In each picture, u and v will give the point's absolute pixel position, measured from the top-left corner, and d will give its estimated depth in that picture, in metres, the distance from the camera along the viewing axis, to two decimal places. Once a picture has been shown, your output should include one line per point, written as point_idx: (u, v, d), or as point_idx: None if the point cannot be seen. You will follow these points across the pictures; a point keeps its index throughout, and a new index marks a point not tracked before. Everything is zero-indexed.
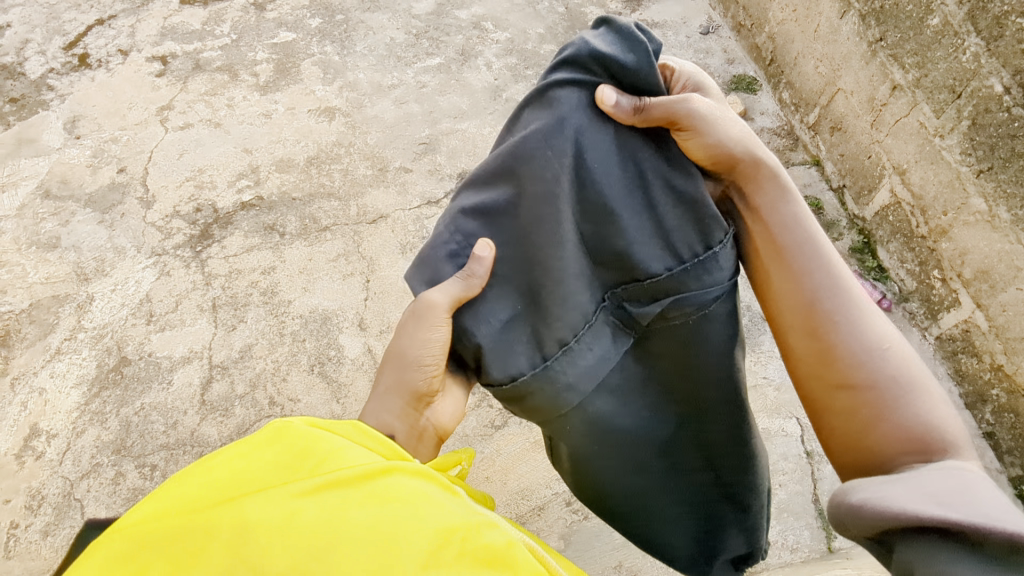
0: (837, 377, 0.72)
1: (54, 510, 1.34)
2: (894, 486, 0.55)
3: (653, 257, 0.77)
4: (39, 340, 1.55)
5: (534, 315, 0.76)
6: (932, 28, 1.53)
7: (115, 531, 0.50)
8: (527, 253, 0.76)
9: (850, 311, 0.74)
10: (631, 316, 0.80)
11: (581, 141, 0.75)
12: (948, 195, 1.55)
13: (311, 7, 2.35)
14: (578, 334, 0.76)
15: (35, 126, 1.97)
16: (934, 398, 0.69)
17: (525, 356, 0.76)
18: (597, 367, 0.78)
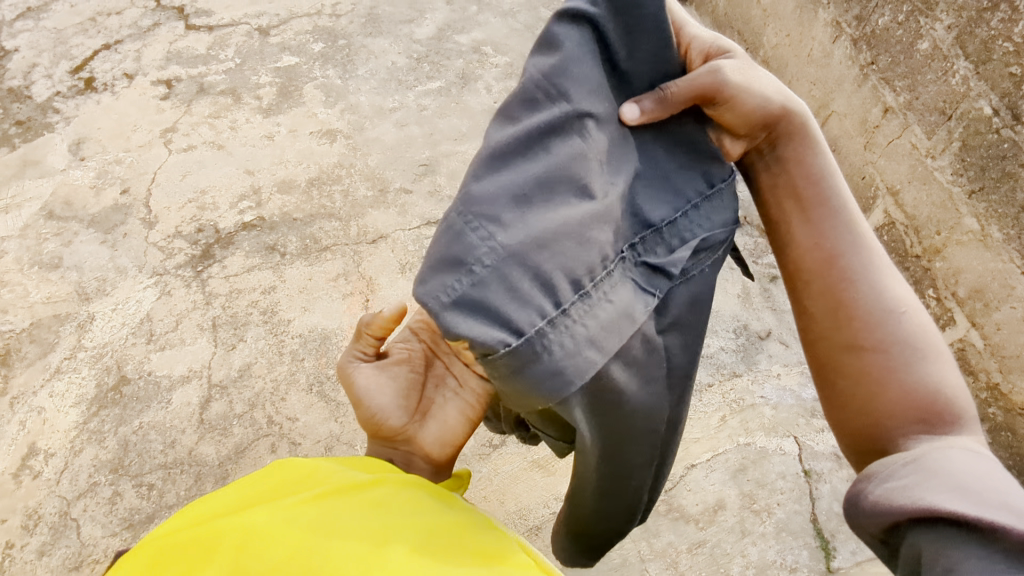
0: (849, 338, 0.71)
1: (50, 530, 1.34)
2: (912, 475, 0.56)
3: (657, 202, 0.71)
4: (39, 359, 1.56)
5: (537, 262, 0.60)
6: (921, 53, 1.57)
7: (142, 553, 0.66)
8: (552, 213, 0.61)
9: (870, 271, 0.72)
10: (651, 269, 0.69)
11: (583, 77, 0.64)
12: (940, 215, 1.57)
13: (314, 32, 2.39)
14: (595, 278, 0.63)
15: (40, 148, 2.00)
16: (944, 366, 0.70)
17: (535, 310, 0.59)
18: (617, 324, 0.64)
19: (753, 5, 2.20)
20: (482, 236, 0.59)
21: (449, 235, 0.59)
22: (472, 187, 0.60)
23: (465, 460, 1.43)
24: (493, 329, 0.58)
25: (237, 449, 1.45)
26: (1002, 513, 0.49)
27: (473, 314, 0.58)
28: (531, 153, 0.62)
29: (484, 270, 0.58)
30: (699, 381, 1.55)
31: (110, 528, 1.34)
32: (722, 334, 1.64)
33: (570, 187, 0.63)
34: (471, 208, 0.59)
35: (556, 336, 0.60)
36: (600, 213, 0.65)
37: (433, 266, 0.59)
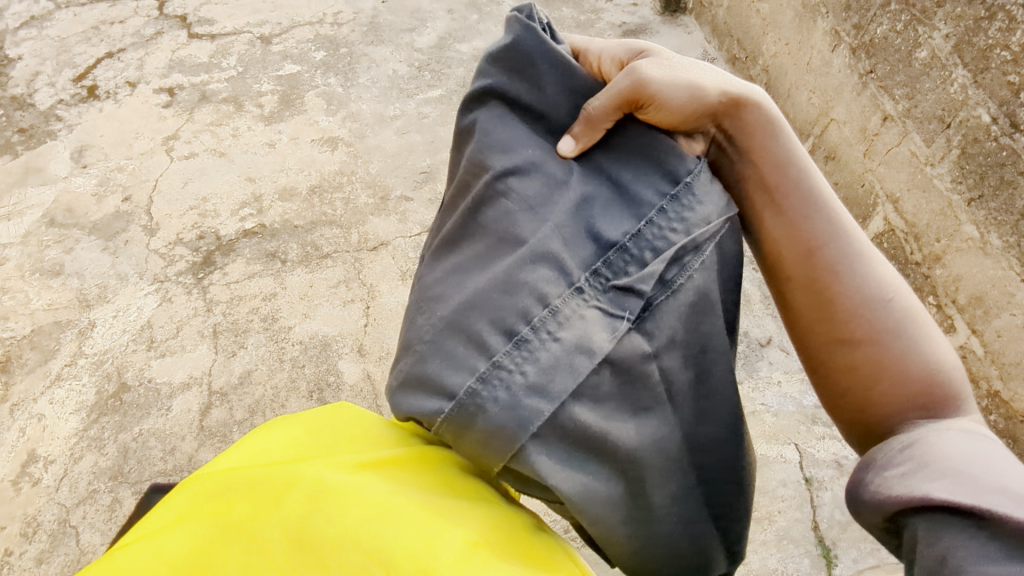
0: (837, 332, 0.67)
1: (49, 537, 1.33)
2: (908, 463, 0.56)
3: (610, 220, 0.61)
4: (40, 366, 1.56)
5: (469, 322, 0.54)
6: (920, 61, 1.57)
7: (205, 478, 0.59)
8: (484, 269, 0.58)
9: (853, 259, 0.67)
10: (620, 292, 0.58)
11: (502, 143, 0.65)
12: (940, 223, 1.57)
13: (316, 41, 2.41)
14: (535, 321, 0.54)
15: (43, 155, 2.01)
16: (940, 347, 0.66)
17: (468, 372, 0.52)
18: (562, 363, 0.53)
19: (752, 14, 2.22)
20: (426, 316, 0.57)
21: (406, 325, 0.59)
22: (429, 281, 0.61)
23: None
24: (427, 402, 0.53)
25: None
26: (996, 499, 0.49)
27: (414, 395, 0.54)
28: (468, 230, 0.63)
29: (424, 347, 0.55)
30: None
31: (108, 535, 1.33)
32: None
33: (508, 244, 0.59)
34: (424, 296, 0.60)
35: (490, 390, 0.51)
36: (541, 251, 0.58)
37: (396, 359, 0.58)
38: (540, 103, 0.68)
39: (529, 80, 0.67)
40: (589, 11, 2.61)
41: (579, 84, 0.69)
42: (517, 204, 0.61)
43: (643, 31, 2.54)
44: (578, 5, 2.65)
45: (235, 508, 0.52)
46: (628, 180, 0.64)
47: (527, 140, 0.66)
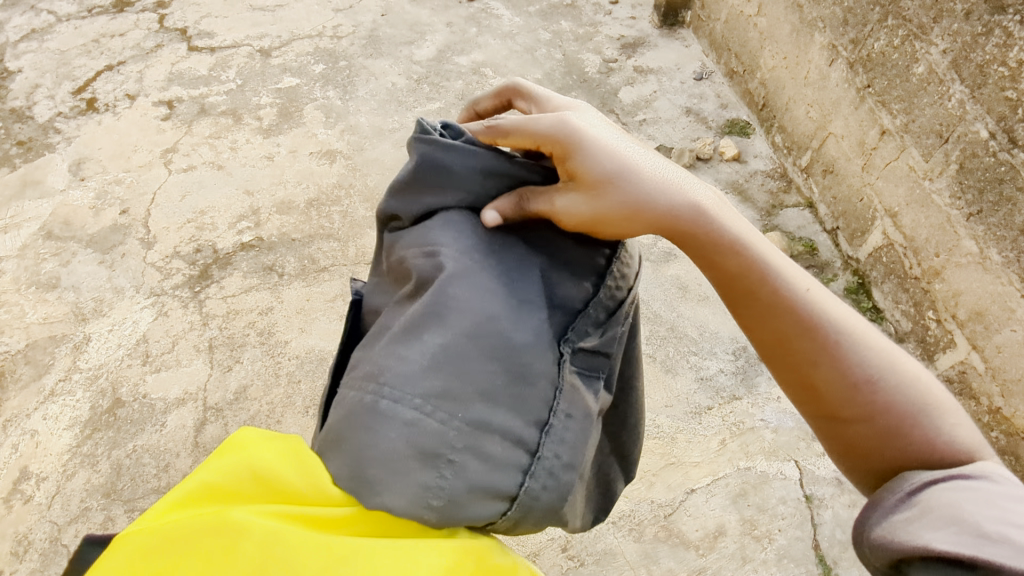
0: (828, 409, 0.72)
1: (40, 556, 1.32)
2: (915, 510, 0.57)
3: (568, 285, 0.72)
4: (34, 381, 1.55)
5: (494, 416, 0.60)
6: (917, 76, 1.58)
7: (141, 525, 0.56)
8: (477, 350, 0.61)
9: (832, 347, 0.70)
10: (589, 353, 0.70)
11: (442, 229, 0.69)
12: (939, 237, 1.56)
13: (315, 54, 2.42)
14: (553, 407, 0.64)
15: (41, 168, 2.01)
16: (938, 404, 0.69)
17: (514, 469, 0.61)
18: (586, 434, 0.65)
19: (751, 27, 2.22)
20: (444, 419, 0.58)
21: (388, 425, 0.56)
22: (407, 370, 0.58)
23: None
24: (485, 506, 0.59)
25: None
26: (994, 545, 0.49)
27: (468, 502, 0.58)
28: (433, 309, 0.61)
29: (458, 454, 0.57)
30: (698, 404, 1.55)
31: None
32: (721, 356, 1.64)
33: (500, 326, 0.62)
34: (416, 391, 0.58)
35: (540, 479, 0.61)
36: (537, 331, 0.65)
37: (406, 475, 0.56)
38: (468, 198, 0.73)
39: (449, 186, 0.73)
40: (588, 24, 2.62)
41: (493, 166, 0.74)
42: (490, 282, 0.65)
43: (642, 44, 2.55)
44: (576, 18, 2.66)
45: (181, 565, 0.51)
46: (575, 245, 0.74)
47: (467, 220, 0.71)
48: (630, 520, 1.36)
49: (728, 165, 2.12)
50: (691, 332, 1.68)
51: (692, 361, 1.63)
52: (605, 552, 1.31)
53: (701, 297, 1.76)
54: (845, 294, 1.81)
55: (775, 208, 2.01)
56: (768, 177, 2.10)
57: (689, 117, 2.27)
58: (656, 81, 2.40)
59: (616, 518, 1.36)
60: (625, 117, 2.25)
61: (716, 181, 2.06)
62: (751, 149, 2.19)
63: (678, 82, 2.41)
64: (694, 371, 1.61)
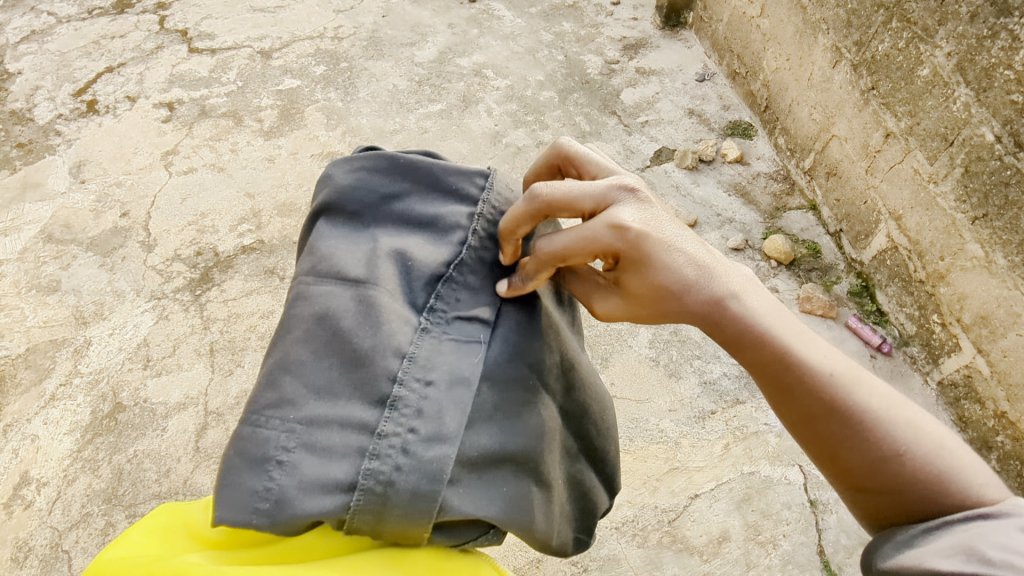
0: (855, 480, 0.71)
1: (40, 562, 1.31)
2: (921, 538, 0.63)
3: (430, 252, 0.71)
4: (34, 386, 1.55)
5: (334, 409, 0.59)
6: (922, 79, 1.57)
7: None
8: (313, 349, 0.62)
9: (857, 426, 0.70)
10: (461, 321, 0.67)
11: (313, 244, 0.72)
12: (944, 241, 1.55)
13: (317, 55, 2.41)
14: (400, 377, 0.60)
15: (41, 170, 2.00)
16: (964, 469, 0.68)
17: (355, 454, 0.57)
18: (452, 396, 0.61)
19: (753, 29, 2.22)
20: (275, 425, 0.58)
21: (237, 445, 0.58)
22: (252, 395, 0.61)
23: None
24: (321, 500, 0.55)
25: None
26: (999, 569, 0.55)
27: (298, 500, 0.55)
28: (288, 329, 0.64)
29: (287, 455, 0.56)
30: (702, 408, 1.54)
31: None
32: (725, 360, 1.63)
33: (336, 321, 0.63)
34: (254, 411, 0.59)
35: (388, 461, 0.56)
36: (379, 307, 0.64)
37: (237, 485, 0.55)
38: (344, 200, 0.74)
39: (325, 193, 0.75)
40: (589, 26, 2.61)
41: (366, 162, 0.74)
42: (338, 279, 0.66)
43: (644, 46, 2.54)
44: (578, 19, 2.65)
45: None
46: (434, 211, 0.73)
47: (343, 229, 0.73)
48: (633, 526, 1.35)
49: (730, 167, 2.11)
50: (695, 336, 1.68)
51: (696, 365, 1.62)
52: (609, 558, 1.30)
53: None
54: (849, 296, 1.80)
55: (778, 210, 2.00)
56: (772, 179, 2.10)
57: (692, 119, 2.26)
58: (659, 82, 2.39)
59: (619, 524, 1.35)
60: (627, 119, 2.25)
61: (719, 182, 2.05)
62: (754, 151, 2.18)
63: (680, 83, 2.40)
64: (697, 374, 1.60)
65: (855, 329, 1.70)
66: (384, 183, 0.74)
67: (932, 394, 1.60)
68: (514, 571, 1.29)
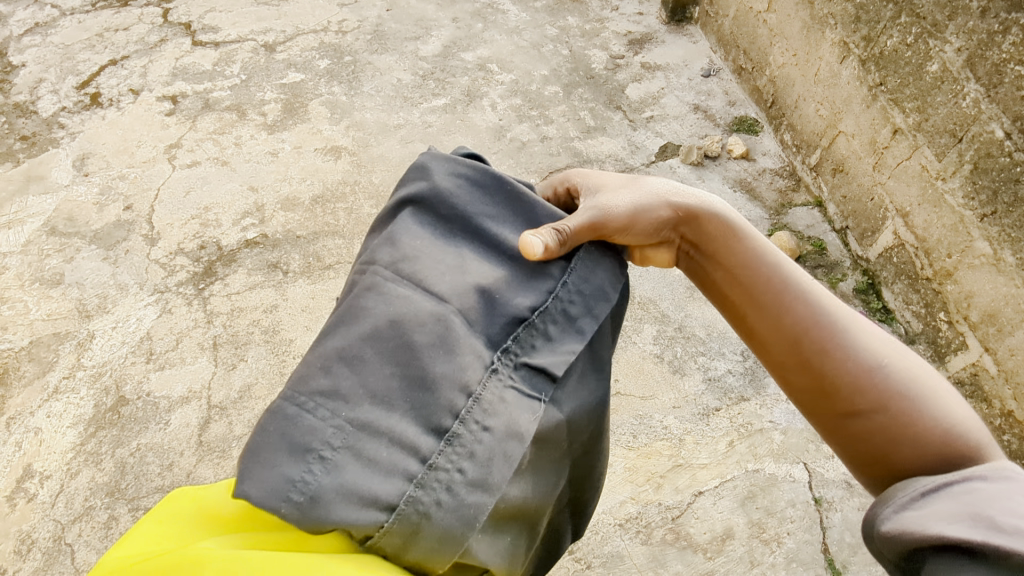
0: (842, 406, 0.72)
1: (44, 555, 1.31)
2: (924, 502, 0.60)
3: (524, 288, 0.68)
4: (38, 379, 1.54)
5: (388, 418, 0.53)
6: (931, 74, 1.56)
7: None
8: (377, 345, 0.56)
9: (837, 334, 0.73)
10: (534, 372, 0.62)
11: (393, 231, 0.67)
12: (952, 238, 1.54)
13: (320, 49, 2.40)
14: (464, 415, 0.56)
15: (45, 163, 1.99)
16: (940, 391, 0.70)
17: (401, 475, 0.52)
18: (511, 445, 0.56)
19: (760, 24, 2.20)
20: (322, 415, 0.51)
21: (276, 424, 0.51)
22: (299, 372, 0.55)
23: None
24: (359, 512, 0.49)
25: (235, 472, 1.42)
26: (1006, 537, 0.52)
27: (335, 505, 0.49)
28: (347, 315, 0.58)
29: (333, 453, 0.50)
30: (706, 405, 1.53)
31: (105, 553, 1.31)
32: (730, 356, 1.62)
33: (411, 326, 0.58)
34: (302, 389, 0.53)
35: (431, 493, 0.52)
36: (452, 328, 0.59)
37: (271, 468, 0.49)
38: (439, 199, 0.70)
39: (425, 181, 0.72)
40: (595, 20, 2.60)
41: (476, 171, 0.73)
42: (416, 285, 0.61)
43: (649, 41, 2.52)
44: (583, 14, 2.64)
45: None
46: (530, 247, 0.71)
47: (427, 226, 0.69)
48: (637, 522, 1.34)
49: (736, 163, 2.09)
50: (700, 332, 1.67)
51: (701, 362, 1.61)
52: (612, 555, 1.30)
53: None
54: (855, 293, 1.79)
55: (784, 206, 1.99)
56: (777, 175, 2.08)
57: (697, 114, 2.25)
58: (664, 78, 2.38)
59: (623, 520, 1.35)
60: (632, 114, 2.24)
61: (724, 178, 2.04)
62: (760, 147, 2.16)
63: (685, 78, 2.38)
64: (702, 371, 1.59)
65: None
66: (482, 200, 0.72)
67: None
68: None
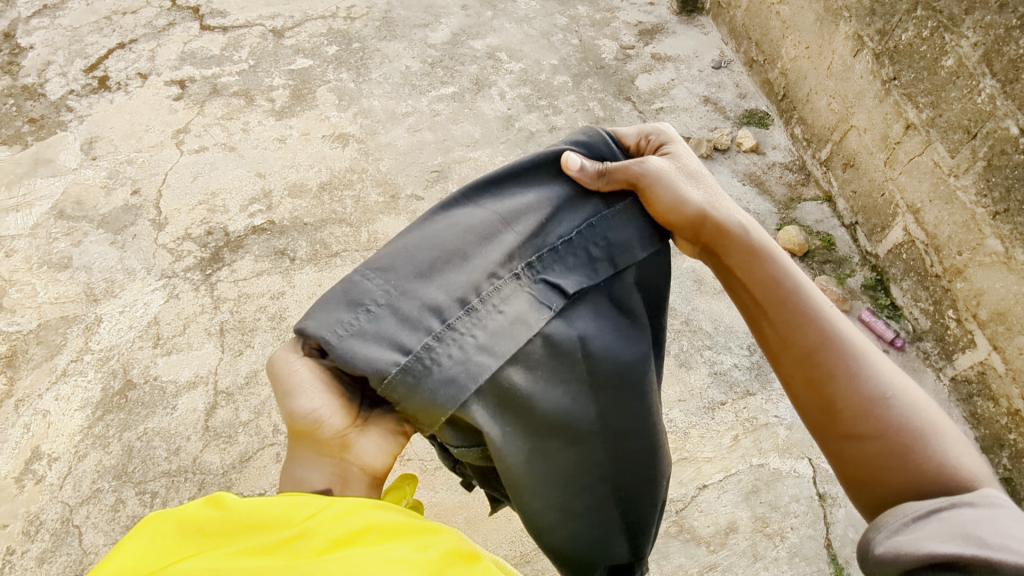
0: (845, 428, 0.76)
1: (51, 536, 1.32)
2: (916, 527, 0.62)
3: (564, 220, 0.82)
4: (46, 362, 1.55)
5: (424, 289, 0.74)
6: (946, 69, 1.54)
7: None
8: (429, 244, 0.77)
9: (848, 362, 0.78)
10: (550, 284, 0.78)
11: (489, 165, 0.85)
12: (963, 236, 1.53)
13: (329, 35, 2.39)
14: (484, 296, 0.74)
15: (53, 146, 1.99)
16: (942, 428, 0.75)
17: (423, 330, 0.71)
18: (511, 329, 0.74)
19: (772, 16, 2.18)
20: (377, 283, 0.73)
21: (345, 287, 0.73)
22: (373, 258, 0.77)
23: None
24: (382, 351, 0.69)
25: (242, 457, 1.43)
26: (996, 552, 0.55)
27: (365, 342, 0.69)
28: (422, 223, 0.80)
29: (376, 308, 0.71)
30: (712, 399, 1.53)
31: (112, 536, 1.32)
32: (736, 351, 1.62)
33: (456, 230, 0.78)
34: (370, 267, 0.75)
35: (445, 349, 0.70)
36: (487, 234, 0.78)
37: (330, 311, 0.71)
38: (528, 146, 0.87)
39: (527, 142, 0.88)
40: (605, 10, 2.58)
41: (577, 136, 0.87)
42: (469, 204, 0.82)
43: (660, 31, 2.50)
44: (593, 3, 2.61)
45: None
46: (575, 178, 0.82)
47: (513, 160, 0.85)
48: None
49: (746, 156, 2.08)
50: (706, 326, 1.66)
51: (707, 356, 1.61)
52: None
53: (717, 291, 1.73)
54: (863, 289, 1.78)
55: (793, 201, 1.98)
56: (787, 169, 2.07)
57: (707, 106, 2.23)
58: (674, 69, 2.36)
59: None
60: (642, 105, 2.22)
61: (734, 172, 2.03)
62: (769, 140, 2.15)
63: (696, 70, 2.36)
64: (708, 365, 1.59)
65: (868, 322, 1.67)
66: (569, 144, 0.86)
67: (944, 389, 1.59)
68: (519, 556, 1.30)
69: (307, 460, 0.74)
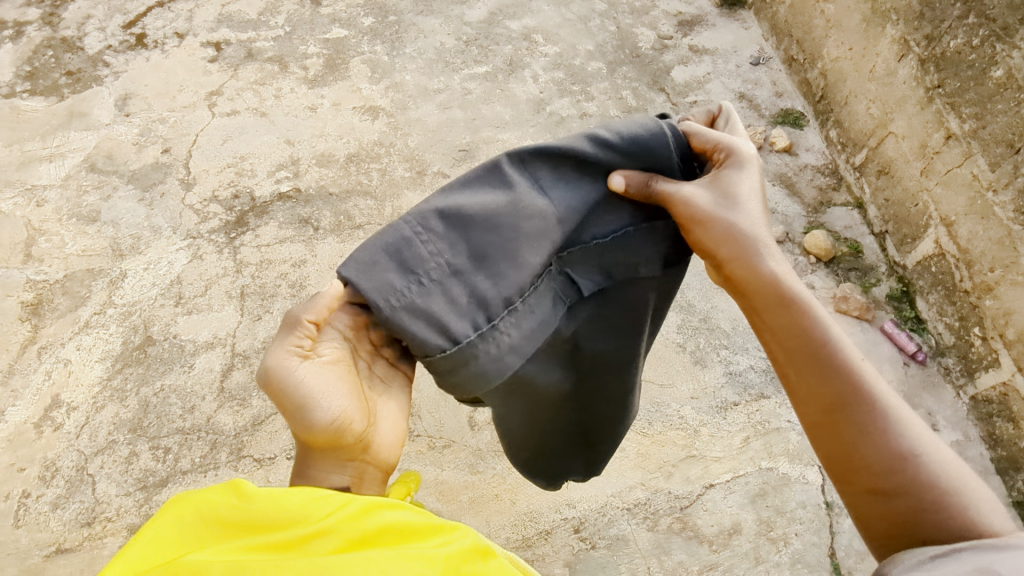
0: (870, 483, 0.77)
1: (66, 483, 1.36)
2: (935, 561, 0.64)
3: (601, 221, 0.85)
4: (70, 312, 1.58)
5: (475, 276, 0.78)
6: (994, 80, 1.51)
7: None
8: (490, 220, 0.78)
9: (878, 417, 0.78)
10: (569, 280, 0.86)
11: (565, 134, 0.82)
12: (996, 253, 1.50)
13: (366, 6, 2.37)
14: (524, 295, 0.80)
15: (88, 100, 2.01)
16: (970, 486, 0.75)
17: (469, 320, 0.77)
18: (538, 332, 0.83)
19: (817, 14, 2.13)
20: (432, 252, 0.76)
21: (401, 247, 0.76)
22: (430, 213, 0.77)
23: (479, 455, 1.41)
24: (427, 330, 0.76)
25: (254, 421, 1.45)
26: None
27: (411, 317, 0.75)
28: (482, 188, 0.79)
29: (426, 282, 0.76)
30: (724, 399, 1.51)
31: (124, 487, 1.36)
32: (753, 352, 1.59)
33: (517, 213, 0.78)
34: (428, 231, 0.76)
35: (485, 345, 0.78)
36: (543, 229, 0.80)
37: (384, 273, 0.75)
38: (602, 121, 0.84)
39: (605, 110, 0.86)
40: None
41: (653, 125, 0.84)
42: (531, 180, 0.80)
43: (700, 22, 2.45)
44: None
45: None
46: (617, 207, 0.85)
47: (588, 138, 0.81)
48: (645, 508, 1.36)
49: (777, 156, 2.04)
50: (724, 325, 1.63)
51: (722, 355, 1.58)
52: (617, 538, 1.32)
53: None
54: (887, 300, 1.74)
55: (822, 205, 1.94)
56: (819, 172, 2.02)
57: (742, 103, 2.19)
58: (711, 62, 2.32)
59: (631, 505, 1.36)
60: (676, 97, 2.19)
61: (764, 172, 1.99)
62: (803, 142, 2.10)
63: (733, 64, 2.32)
64: (723, 364, 1.56)
65: (890, 334, 1.65)
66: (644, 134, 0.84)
67: (963, 408, 1.57)
68: (521, 540, 1.31)
69: (329, 465, 0.82)
